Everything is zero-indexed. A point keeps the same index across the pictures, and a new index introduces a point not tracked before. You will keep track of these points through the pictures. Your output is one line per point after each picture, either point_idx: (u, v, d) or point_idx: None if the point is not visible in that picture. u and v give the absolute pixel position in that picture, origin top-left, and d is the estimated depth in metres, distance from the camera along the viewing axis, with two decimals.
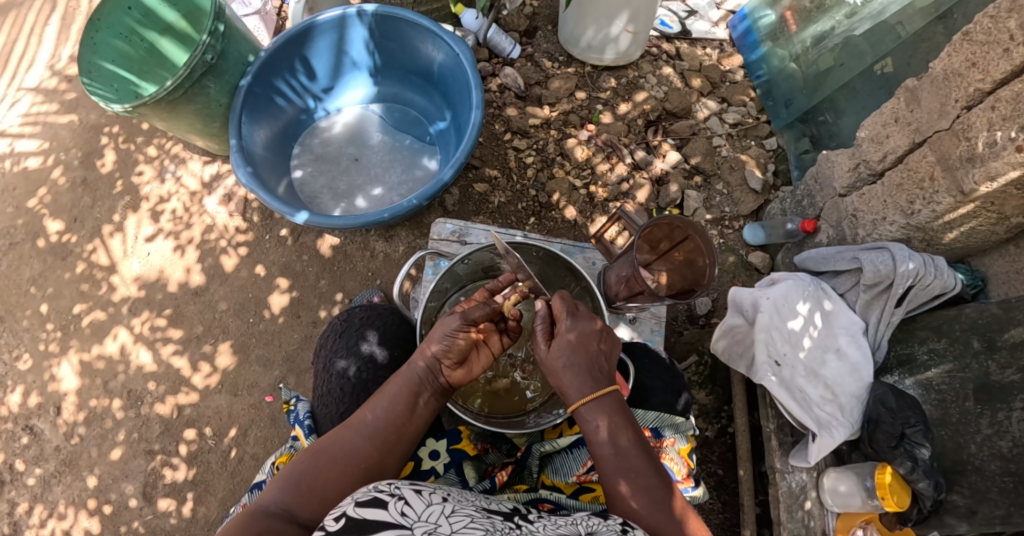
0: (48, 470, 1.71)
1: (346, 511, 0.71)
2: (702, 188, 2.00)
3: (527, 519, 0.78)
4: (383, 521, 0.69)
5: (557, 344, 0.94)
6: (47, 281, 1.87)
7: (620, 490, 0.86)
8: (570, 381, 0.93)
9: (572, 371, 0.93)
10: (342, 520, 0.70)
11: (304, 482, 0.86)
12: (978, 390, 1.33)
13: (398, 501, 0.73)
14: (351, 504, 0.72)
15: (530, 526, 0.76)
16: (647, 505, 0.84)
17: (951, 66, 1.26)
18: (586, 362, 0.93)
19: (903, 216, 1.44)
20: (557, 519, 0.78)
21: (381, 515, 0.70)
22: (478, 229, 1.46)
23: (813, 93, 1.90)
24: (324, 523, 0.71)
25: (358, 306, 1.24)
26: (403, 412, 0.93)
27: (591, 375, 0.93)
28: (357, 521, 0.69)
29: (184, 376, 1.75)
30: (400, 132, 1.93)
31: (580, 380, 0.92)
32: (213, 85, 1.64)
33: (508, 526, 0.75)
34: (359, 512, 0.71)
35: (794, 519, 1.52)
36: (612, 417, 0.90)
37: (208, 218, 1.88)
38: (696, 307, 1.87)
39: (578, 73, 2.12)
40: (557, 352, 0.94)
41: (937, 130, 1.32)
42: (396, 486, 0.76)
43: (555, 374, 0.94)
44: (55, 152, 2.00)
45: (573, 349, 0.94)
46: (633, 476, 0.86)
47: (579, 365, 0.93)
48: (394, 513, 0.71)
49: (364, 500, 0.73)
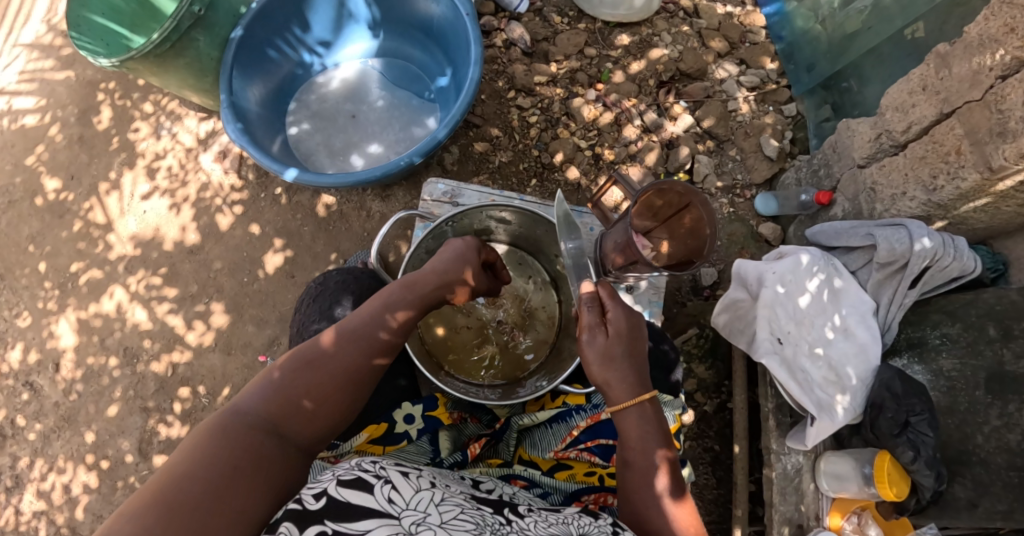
0: (48, 426, 1.74)
1: (326, 489, 0.66)
2: (714, 153, 1.91)
3: (518, 513, 0.76)
4: (370, 507, 0.65)
5: (614, 335, 0.88)
6: (45, 239, 1.87)
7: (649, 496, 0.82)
8: (613, 377, 0.87)
9: (625, 368, 0.87)
10: (323, 500, 0.65)
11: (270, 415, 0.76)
12: (990, 379, 1.28)
13: (384, 485, 0.69)
14: (332, 482, 0.67)
15: (521, 522, 0.73)
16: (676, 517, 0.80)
17: (988, 31, 1.15)
18: (631, 357, 0.88)
19: (926, 192, 1.36)
20: (548, 515, 0.76)
21: (368, 501, 0.66)
22: (471, 190, 1.40)
23: (838, 57, 1.77)
24: (301, 497, 0.66)
25: (334, 270, 1.19)
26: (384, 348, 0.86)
27: (642, 376, 0.88)
28: (341, 504, 0.65)
29: (179, 334, 1.76)
30: (400, 89, 1.85)
31: (632, 380, 0.86)
32: (204, 38, 1.58)
33: (498, 521, 0.72)
34: (340, 492, 0.66)
35: (785, 502, 1.45)
36: (650, 421, 0.86)
37: (204, 175, 1.85)
38: (702, 277, 1.80)
39: (588, 29, 2.01)
40: (614, 345, 0.88)
41: (968, 101, 1.22)
42: (381, 465, 0.72)
43: (597, 365, 0.87)
44: (52, 109, 1.97)
45: (621, 341, 0.88)
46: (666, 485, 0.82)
47: (631, 363, 0.88)
48: (382, 500, 0.67)
49: (348, 478, 0.68)
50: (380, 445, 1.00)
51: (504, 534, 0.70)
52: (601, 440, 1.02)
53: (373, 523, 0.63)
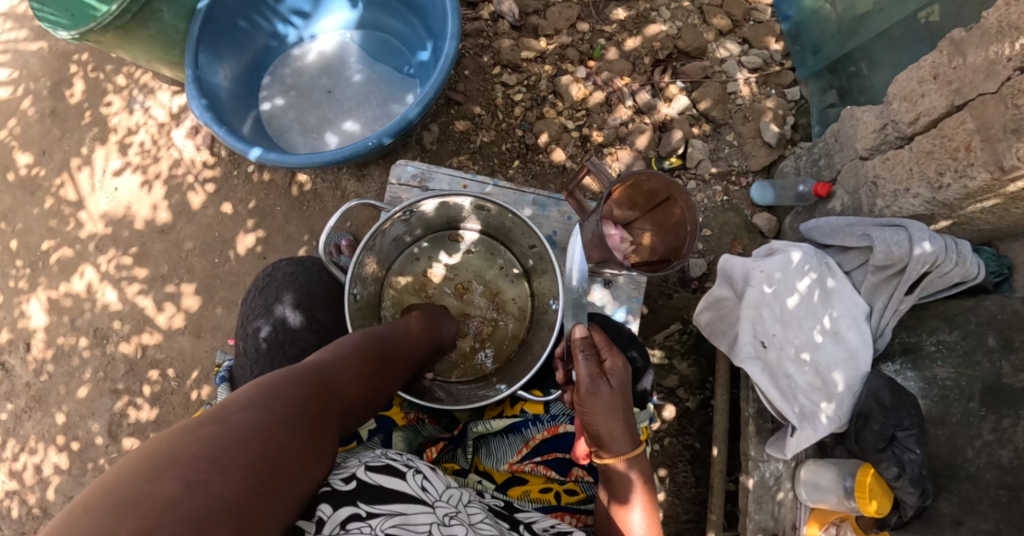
0: (20, 406, 1.74)
1: (356, 474, 0.71)
2: (710, 137, 1.81)
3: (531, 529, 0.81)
4: (405, 494, 0.71)
5: (615, 385, 0.86)
6: (16, 216, 1.84)
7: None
8: (610, 425, 0.85)
9: (622, 418, 0.86)
10: (353, 483, 0.69)
11: (287, 407, 0.66)
12: (986, 390, 1.20)
13: (416, 474, 0.76)
14: (362, 468, 0.72)
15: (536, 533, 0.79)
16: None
17: (1008, 17, 1.04)
18: (625, 404, 0.87)
19: (930, 190, 1.26)
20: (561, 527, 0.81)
21: (401, 486, 0.72)
22: (442, 174, 1.33)
23: (847, 39, 1.65)
24: (330, 480, 0.69)
25: (285, 259, 1.13)
26: (377, 383, 0.86)
27: (634, 426, 0.88)
28: (375, 486, 0.70)
29: (150, 315, 1.73)
30: (379, 63, 1.77)
31: (627, 430, 0.86)
32: (168, 8, 1.49)
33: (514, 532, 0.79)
34: (374, 477, 0.71)
35: (760, 511, 1.41)
36: (642, 466, 0.87)
37: (176, 152, 1.79)
38: (690, 268, 1.71)
39: (581, 2, 1.89)
40: (615, 394, 0.86)
41: (982, 93, 1.11)
42: (410, 459, 0.79)
43: (597, 414, 0.85)
44: (24, 82, 1.91)
45: (617, 386, 0.87)
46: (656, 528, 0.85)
47: (626, 412, 0.87)
48: (414, 487, 0.73)
49: (376, 465, 0.73)
50: None
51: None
52: (558, 454, 0.99)
53: (410, 508, 0.69)
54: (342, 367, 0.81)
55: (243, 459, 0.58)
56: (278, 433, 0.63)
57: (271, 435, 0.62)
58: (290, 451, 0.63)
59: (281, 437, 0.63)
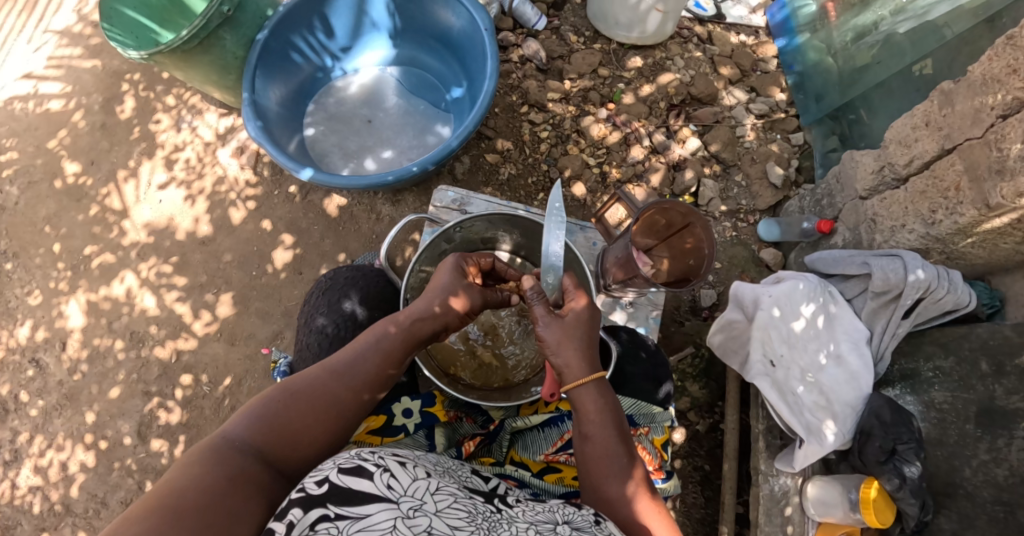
0: (51, 402, 1.79)
1: (328, 476, 0.70)
2: (720, 177, 1.94)
3: (506, 502, 0.81)
4: (370, 493, 0.69)
5: (562, 325, 0.95)
6: (61, 221, 1.93)
7: (612, 475, 0.86)
8: (565, 359, 0.92)
9: (572, 351, 0.92)
10: (325, 486, 0.69)
11: (184, 474, 0.69)
12: (980, 413, 1.28)
13: (383, 473, 0.72)
14: (335, 470, 0.71)
15: (509, 510, 0.79)
16: (637, 490, 0.85)
17: (990, 71, 1.19)
18: (581, 342, 0.94)
19: (924, 225, 1.38)
20: (535, 505, 0.81)
21: (368, 487, 0.69)
22: (479, 200, 1.44)
23: (847, 89, 1.81)
24: (302, 485, 0.69)
25: (344, 266, 1.21)
26: (319, 411, 0.85)
27: (589, 361, 0.93)
28: (342, 489, 0.68)
29: (186, 322, 1.80)
30: (416, 97, 1.90)
31: (577, 363, 0.92)
32: (230, 36, 1.64)
33: (489, 508, 0.78)
34: (342, 479, 0.69)
35: (770, 523, 1.47)
36: (605, 397, 0.91)
37: (220, 169, 1.91)
38: (701, 298, 1.82)
39: (603, 50, 2.06)
40: (563, 334, 0.94)
41: (969, 138, 1.24)
42: (379, 455, 0.75)
43: (553, 346, 0.93)
44: (77, 96, 2.04)
45: (573, 322, 0.95)
46: (626, 461, 0.87)
47: (579, 348, 0.93)
48: (381, 486, 0.70)
49: (348, 466, 0.71)
50: (377, 437, 1.02)
51: (495, 520, 0.75)
52: None
53: (375, 507, 0.67)
54: (251, 419, 0.81)
55: (152, 517, 0.62)
56: (183, 494, 0.66)
57: (179, 499, 0.66)
58: (199, 505, 0.66)
59: (182, 495, 0.66)
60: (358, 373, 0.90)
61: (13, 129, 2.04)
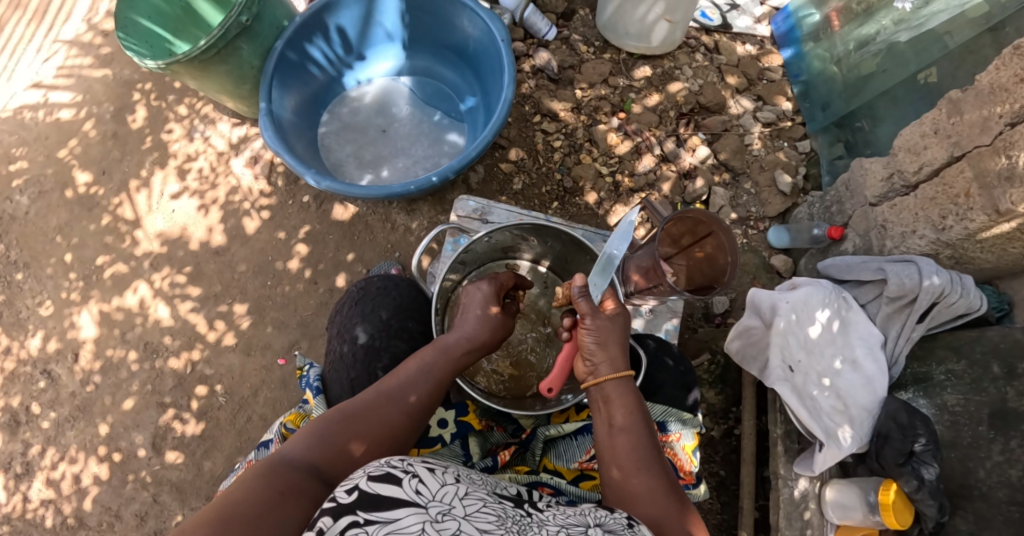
0: (63, 414, 1.77)
1: (358, 484, 0.70)
2: (730, 185, 1.97)
3: (537, 506, 0.78)
4: (398, 498, 0.68)
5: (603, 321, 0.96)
6: (72, 231, 1.92)
7: (642, 467, 0.85)
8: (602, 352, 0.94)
9: (609, 347, 0.94)
10: (355, 495, 0.69)
11: (245, 497, 0.72)
12: (994, 415, 1.30)
13: (411, 478, 0.71)
14: (364, 478, 0.71)
15: (540, 514, 0.75)
16: (664, 485, 0.83)
17: (998, 80, 1.22)
18: (619, 339, 0.96)
19: (934, 231, 1.41)
20: (567, 508, 0.78)
21: (395, 492, 0.69)
22: (500, 209, 1.46)
23: (852, 97, 1.85)
24: (335, 494, 0.70)
25: (376, 275, 1.21)
26: (377, 435, 0.86)
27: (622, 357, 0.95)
28: (371, 496, 0.68)
29: (200, 332, 1.79)
30: (430, 107, 1.92)
31: (612, 358, 0.94)
32: (247, 46, 1.65)
33: (519, 512, 0.75)
34: (371, 486, 0.70)
35: (791, 527, 1.50)
36: (634, 397, 0.92)
37: (234, 179, 1.91)
38: (713, 305, 1.86)
39: (612, 59, 2.09)
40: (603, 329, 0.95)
41: (978, 145, 1.27)
42: (408, 462, 0.75)
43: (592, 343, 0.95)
44: (87, 105, 2.04)
45: (613, 323, 0.97)
46: (654, 456, 0.86)
47: (615, 345, 0.95)
48: (409, 491, 0.70)
49: (378, 474, 0.71)
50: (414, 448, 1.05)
51: (525, 524, 0.72)
52: None
53: (403, 511, 0.67)
54: (310, 438, 0.81)
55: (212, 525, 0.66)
56: (239, 507, 0.69)
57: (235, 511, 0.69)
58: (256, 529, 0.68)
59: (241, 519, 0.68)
60: (406, 397, 0.90)
61: (23, 139, 2.03)
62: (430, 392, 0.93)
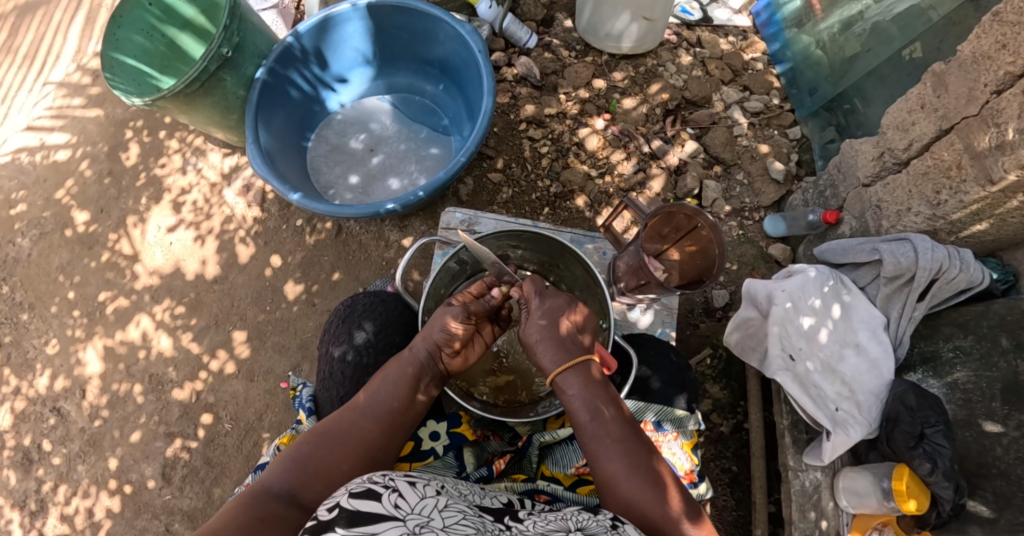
0: (73, 450, 1.80)
1: (339, 502, 0.70)
2: (722, 178, 1.95)
3: (517, 518, 0.77)
4: (378, 512, 0.68)
5: (532, 320, 0.96)
6: (74, 269, 1.96)
7: (601, 455, 0.86)
8: (545, 353, 0.94)
9: (546, 344, 0.94)
10: (335, 511, 0.69)
11: (227, 520, 0.77)
12: (1007, 390, 1.23)
13: (391, 493, 0.71)
14: (345, 495, 0.71)
15: (520, 526, 0.75)
16: (627, 469, 0.84)
17: (980, 49, 1.19)
18: (558, 334, 0.94)
19: (929, 207, 1.38)
20: (547, 515, 0.77)
21: (374, 507, 0.69)
22: (487, 218, 1.47)
23: (840, 80, 1.83)
24: (316, 512, 0.70)
25: (362, 292, 1.22)
26: (352, 449, 0.90)
27: (564, 346, 0.94)
28: (350, 512, 0.68)
29: (202, 361, 1.81)
30: (416, 123, 1.94)
31: (555, 353, 0.93)
32: (230, 77, 1.68)
33: (498, 527, 0.74)
34: (351, 503, 0.69)
35: (805, 520, 1.48)
36: (588, 385, 0.91)
37: (227, 209, 1.94)
38: (713, 299, 1.83)
39: (594, 62, 2.10)
40: (532, 327, 0.95)
41: (965, 116, 1.25)
42: (389, 477, 0.75)
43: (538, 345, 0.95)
44: (82, 146, 2.09)
45: (555, 321, 0.95)
46: (613, 441, 0.86)
47: (553, 338, 0.94)
48: (388, 505, 0.69)
49: (359, 491, 0.72)
50: (407, 463, 1.06)
51: None
52: None
53: (383, 525, 0.66)
54: (287, 465, 0.86)
55: None
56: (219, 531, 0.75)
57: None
58: None
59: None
60: (377, 411, 0.94)
61: (23, 183, 2.08)
62: (398, 399, 0.95)
